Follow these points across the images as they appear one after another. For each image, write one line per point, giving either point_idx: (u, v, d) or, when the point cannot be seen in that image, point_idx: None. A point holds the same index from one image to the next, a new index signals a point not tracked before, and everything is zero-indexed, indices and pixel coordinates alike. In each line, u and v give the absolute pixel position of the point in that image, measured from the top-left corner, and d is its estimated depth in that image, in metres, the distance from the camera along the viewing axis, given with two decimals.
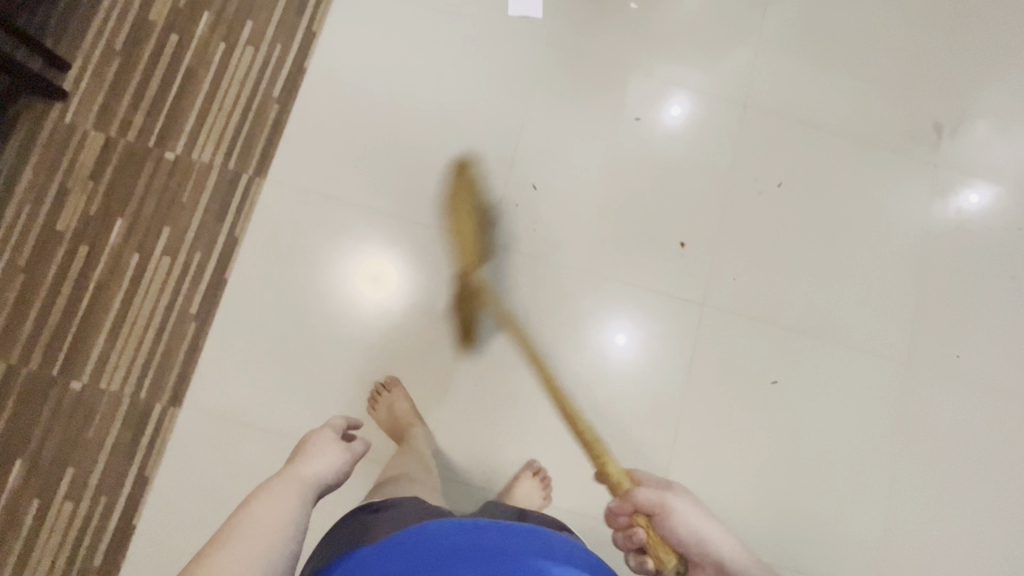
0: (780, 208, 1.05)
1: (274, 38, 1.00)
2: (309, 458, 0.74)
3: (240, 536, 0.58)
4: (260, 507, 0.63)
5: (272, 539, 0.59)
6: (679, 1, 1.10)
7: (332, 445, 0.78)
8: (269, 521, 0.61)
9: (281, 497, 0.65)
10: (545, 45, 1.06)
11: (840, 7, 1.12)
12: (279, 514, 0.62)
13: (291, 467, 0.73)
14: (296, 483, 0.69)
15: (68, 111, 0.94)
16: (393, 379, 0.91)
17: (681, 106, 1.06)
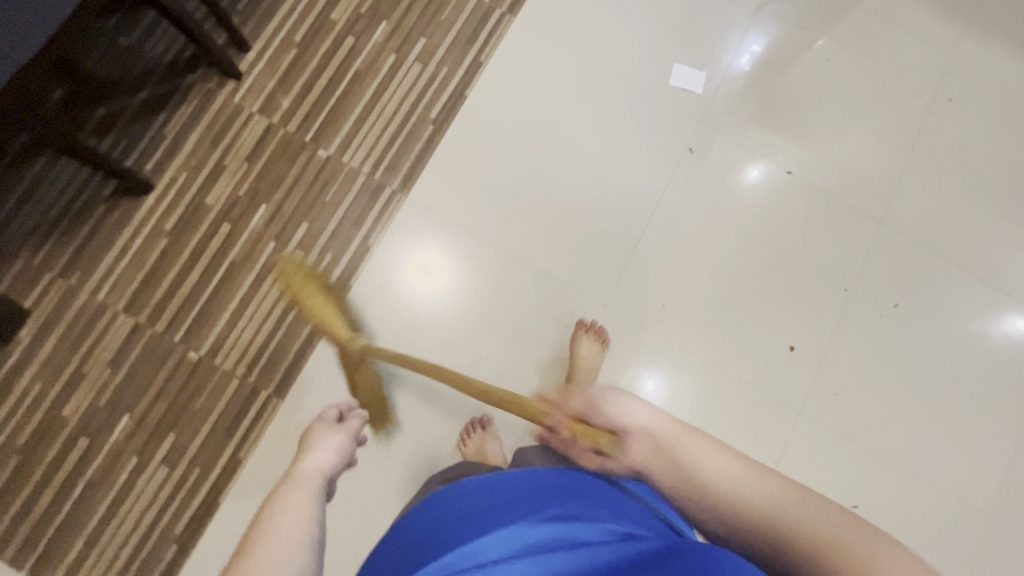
0: (897, 332, 1.05)
1: (442, 61, 1.02)
2: (314, 453, 0.72)
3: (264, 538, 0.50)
4: (274, 511, 0.55)
5: (296, 537, 0.51)
6: (833, 107, 1.11)
7: (338, 440, 0.76)
8: (291, 516, 0.54)
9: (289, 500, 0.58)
10: (697, 123, 1.07)
11: (992, 145, 1.12)
12: (298, 518, 0.54)
13: (294, 466, 0.68)
14: (304, 483, 0.63)
15: (239, 91, 0.98)
16: (489, 418, 0.93)
17: (758, 169, 1.07)
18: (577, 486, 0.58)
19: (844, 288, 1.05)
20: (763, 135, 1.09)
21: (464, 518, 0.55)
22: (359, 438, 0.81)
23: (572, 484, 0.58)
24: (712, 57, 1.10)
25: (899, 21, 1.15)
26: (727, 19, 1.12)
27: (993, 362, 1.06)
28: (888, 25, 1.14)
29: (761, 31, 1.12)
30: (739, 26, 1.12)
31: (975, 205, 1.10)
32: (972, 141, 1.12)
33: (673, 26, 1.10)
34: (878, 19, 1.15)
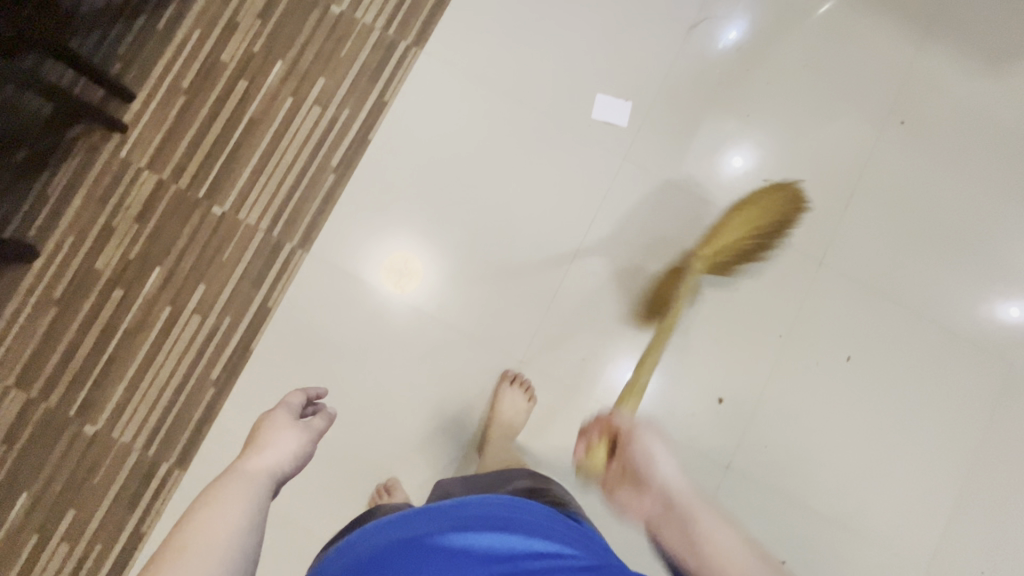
0: (836, 379, 0.99)
1: (343, 102, 0.95)
2: (263, 451, 0.55)
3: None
4: (183, 537, 0.42)
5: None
6: (775, 134, 1.02)
7: (289, 437, 0.58)
8: (201, 548, 0.42)
9: (220, 517, 0.45)
10: (622, 159, 1.00)
11: (944, 172, 1.04)
12: (211, 550, 0.42)
13: (237, 465, 0.53)
14: (240, 492, 0.48)
15: (124, 145, 0.92)
16: (394, 482, 0.90)
17: (741, 158, 1.01)
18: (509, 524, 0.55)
19: (781, 334, 0.99)
20: (696, 170, 1.01)
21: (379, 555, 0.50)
22: (304, 449, 0.58)
23: (488, 511, 0.57)
24: (640, 84, 1.01)
25: (849, 34, 1.05)
26: (658, 39, 1.02)
27: (937, 409, 1.00)
28: (835, 38, 1.04)
29: (696, 51, 1.02)
30: (671, 46, 1.02)
31: (926, 239, 1.02)
32: (923, 168, 1.04)
33: (597, 50, 1.01)
34: (826, 31, 1.04)
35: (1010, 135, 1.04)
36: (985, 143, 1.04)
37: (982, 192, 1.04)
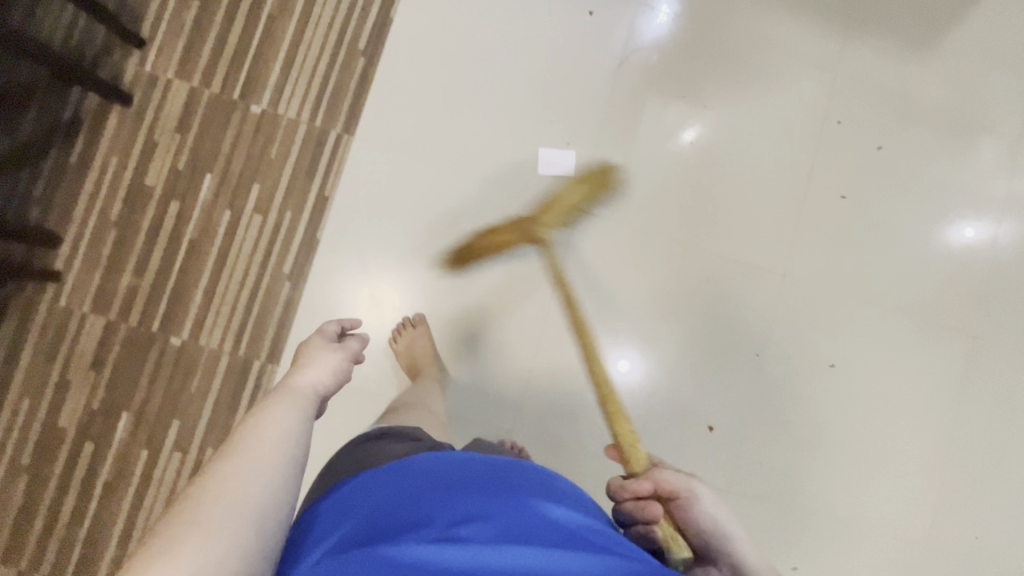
0: (816, 384, 1.02)
1: (283, 205, 0.92)
2: (305, 368, 0.56)
3: (225, 487, 0.40)
4: (244, 437, 0.45)
5: (258, 488, 0.41)
6: (717, 155, 1.03)
7: (331, 358, 0.59)
8: (262, 457, 0.43)
9: (272, 420, 0.47)
10: (577, 210, 0.99)
11: (886, 161, 1.05)
12: (270, 459, 0.43)
13: (284, 381, 0.54)
14: (291, 407, 0.50)
15: (63, 292, 0.88)
16: (421, 315, 0.92)
17: (708, 169, 1.02)
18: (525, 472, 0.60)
19: (757, 352, 1.02)
20: (650, 207, 1.01)
21: (421, 488, 0.54)
22: (343, 366, 0.59)
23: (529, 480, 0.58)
24: (581, 130, 1.00)
25: (775, 43, 1.05)
26: (590, 81, 1.01)
27: (920, 394, 1.03)
28: (763, 49, 1.05)
29: (630, 88, 1.02)
30: (604, 88, 1.01)
31: (882, 232, 1.04)
32: (870, 164, 1.05)
33: (533, 104, 1.00)
34: (750, 44, 1.05)
35: (949, 114, 1.05)
36: (925, 126, 1.05)
37: (930, 175, 1.05)
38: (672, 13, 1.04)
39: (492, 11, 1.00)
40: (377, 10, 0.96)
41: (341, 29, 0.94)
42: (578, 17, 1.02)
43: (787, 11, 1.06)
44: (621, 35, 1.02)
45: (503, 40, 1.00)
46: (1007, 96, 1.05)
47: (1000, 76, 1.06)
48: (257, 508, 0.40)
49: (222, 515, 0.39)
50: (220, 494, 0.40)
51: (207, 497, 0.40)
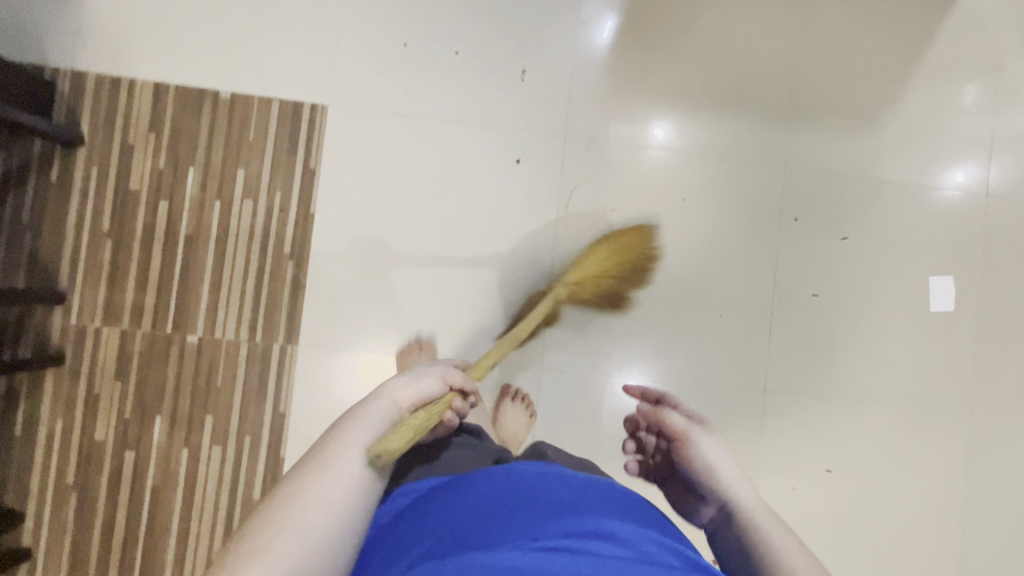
0: (818, 494, 0.99)
1: (240, 429, 0.89)
2: (405, 382, 0.67)
3: (311, 492, 0.53)
4: (342, 436, 0.59)
5: (313, 513, 0.51)
6: (675, 280, 0.98)
7: (427, 377, 0.69)
8: (317, 497, 0.53)
9: (364, 430, 0.59)
10: (541, 370, 0.96)
11: (853, 248, 1.00)
12: (329, 493, 0.53)
13: (382, 389, 0.65)
14: (379, 416, 0.61)
15: (38, 565, 0.86)
16: None
17: (666, 297, 0.98)
18: (578, 484, 0.65)
19: (751, 477, 0.97)
20: (615, 348, 0.97)
21: (508, 501, 0.59)
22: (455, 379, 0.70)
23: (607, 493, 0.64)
24: (530, 284, 0.96)
25: (717, 146, 0.99)
26: (531, 229, 0.96)
27: (926, 486, 1.00)
28: (705, 156, 0.99)
29: (572, 228, 0.97)
30: (546, 234, 0.96)
31: (861, 325, 1.00)
32: (835, 257, 1.00)
33: (476, 268, 0.95)
34: (691, 152, 0.99)
35: (908, 189, 1.02)
36: (885, 205, 1.01)
37: (899, 256, 1.01)
38: (603, 137, 0.97)
39: (414, 177, 0.94)
40: (296, 206, 0.91)
41: (264, 238, 0.91)
42: (504, 165, 0.96)
43: (725, 111, 1.00)
44: (555, 174, 0.97)
45: (432, 205, 0.94)
46: (960, 161, 1.03)
47: (951, 140, 1.02)
48: (334, 524, 0.52)
49: (305, 517, 0.51)
50: (308, 498, 0.52)
51: (301, 498, 0.53)
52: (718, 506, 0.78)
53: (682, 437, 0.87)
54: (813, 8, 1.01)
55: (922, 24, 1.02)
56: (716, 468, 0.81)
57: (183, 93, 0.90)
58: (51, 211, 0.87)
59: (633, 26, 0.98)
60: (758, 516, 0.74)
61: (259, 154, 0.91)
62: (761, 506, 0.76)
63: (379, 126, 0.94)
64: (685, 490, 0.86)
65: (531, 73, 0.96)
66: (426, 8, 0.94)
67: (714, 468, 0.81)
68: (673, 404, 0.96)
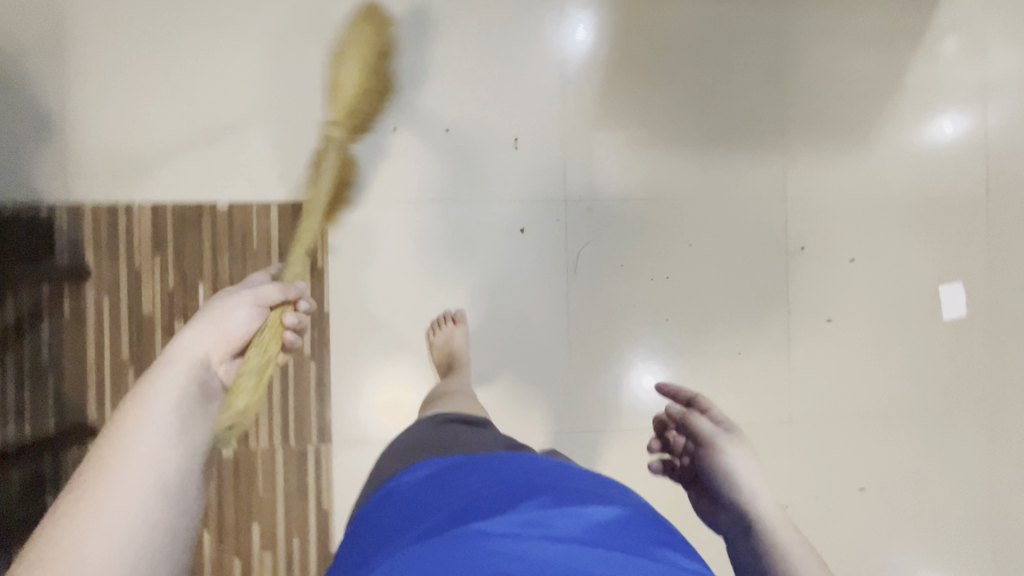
0: (853, 511, 1.01)
1: (287, 533, 0.91)
2: (199, 326, 0.64)
3: (99, 484, 0.49)
4: (126, 423, 0.54)
5: (139, 457, 0.52)
6: (690, 323, 0.99)
7: (245, 297, 0.67)
8: (154, 406, 0.56)
9: (151, 414, 0.55)
10: (573, 431, 0.98)
11: (860, 266, 1.01)
12: (162, 409, 0.56)
13: (176, 344, 0.63)
14: (185, 368, 0.61)
15: None
16: None
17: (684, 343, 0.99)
18: (586, 475, 0.61)
19: (785, 503, 1.00)
20: (639, 397, 0.99)
21: (487, 488, 0.56)
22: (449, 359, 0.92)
23: (597, 486, 0.59)
24: (549, 350, 0.97)
25: (715, 185, 0.99)
26: (543, 295, 0.97)
27: (960, 489, 1.02)
28: (706, 198, 0.99)
29: (583, 288, 0.97)
30: (559, 298, 0.97)
31: (878, 343, 1.01)
32: (845, 280, 1.01)
33: (493, 339, 0.96)
34: (691, 193, 0.99)
35: (908, 199, 1.02)
36: (887, 218, 1.02)
37: (908, 269, 1.02)
38: (603, 192, 0.97)
39: (421, 261, 0.94)
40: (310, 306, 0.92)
41: None
42: (509, 235, 0.96)
43: (720, 149, 0.99)
44: (559, 235, 0.97)
45: (444, 286, 0.95)
46: (957, 166, 1.03)
47: (946, 147, 1.03)
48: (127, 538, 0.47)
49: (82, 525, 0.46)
50: (92, 494, 0.48)
51: (83, 497, 0.48)
52: (736, 517, 0.73)
53: (708, 447, 0.78)
54: (796, 32, 1.00)
55: (902, 32, 1.01)
56: (745, 482, 0.73)
57: (182, 211, 0.90)
58: (71, 348, 0.88)
59: (618, 77, 0.97)
60: (774, 529, 0.69)
61: (265, 260, 0.91)
62: (782, 516, 0.71)
63: (380, 215, 0.93)
64: (707, 495, 0.79)
65: (523, 139, 0.96)
66: (409, 89, 0.92)
67: (739, 480, 0.74)
68: (706, 407, 0.83)
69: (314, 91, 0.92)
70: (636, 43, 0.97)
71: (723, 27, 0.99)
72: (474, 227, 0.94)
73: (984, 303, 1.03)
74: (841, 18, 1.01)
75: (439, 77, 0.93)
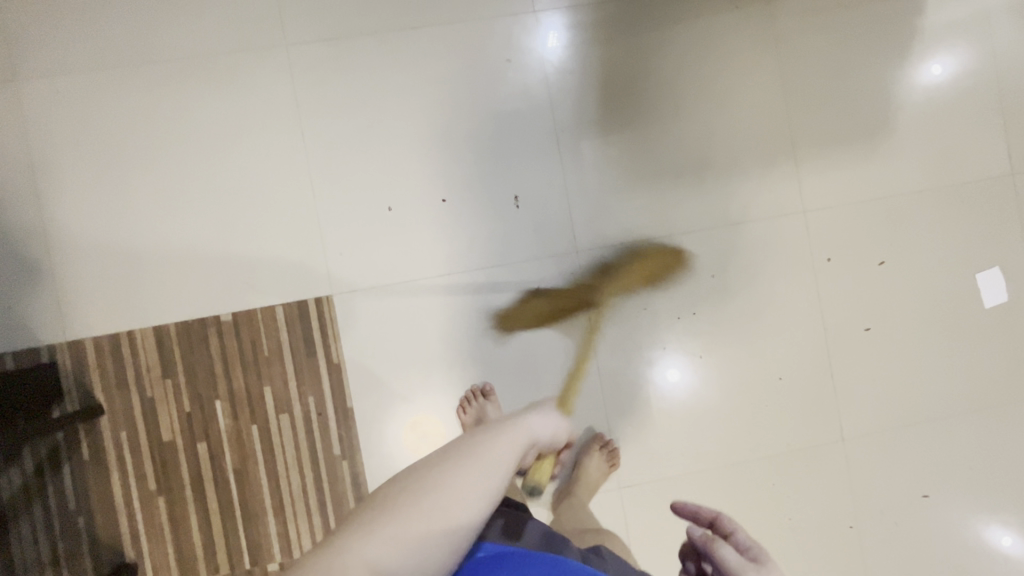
0: (925, 524, 0.96)
1: None
2: (533, 415, 0.61)
3: (422, 492, 0.47)
4: (463, 454, 0.52)
5: (472, 498, 0.48)
6: (723, 354, 0.95)
7: (553, 421, 0.64)
8: (490, 454, 0.52)
9: (494, 454, 0.52)
10: (620, 488, 0.94)
11: (888, 268, 0.97)
12: (495, 458, 0.52)
13: (517, 416, 0.60)
14: (503, 432, 0.56)
15: None
16: None
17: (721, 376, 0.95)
18: None
19: (852, 525, 0.95)
20: (683, 439, 0.95)
21: None
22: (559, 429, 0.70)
23: None
24: (583, 409, 0.94)
25: (728, 208, 0.95)
26: (569, 354, 0.93)
27: None
28: (723, 224, 0.95)
29: (609, 339, 0.94)
30: (586, 354, 0.93)
31: (920, 346, 0.97)
32: (877, 285, 0.97)
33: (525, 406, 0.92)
34: (704, 221, 0.94)
35: (929, 189, 0.98)
36: (909, 213, 0.97)
37: (941, 265, 0.97)
38: (614, 234, 0.93)
39: (439, 341, 0.91)
40: (333, 404, 0.88)
41: (310, 446, 0.88)
42: (525, 299, 0.92)
43: (728, 170, 0.95)
44: (575, 287, 0.93)
45: (466, 362, 0.91)
46: (976, 148, 0.98)
47: (962, 131, 0.98)
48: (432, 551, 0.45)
49: (409, 533, 0.45)
50: (425, 503, 0.47)
51: (420, 500, 0.47)
52: None
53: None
54: (787, 35, 0.95)
55: (896, 17, 0.97)
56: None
57: (186, 329, 0.86)
58: (96, 487, 0.85)
59: (612, 116, 0.93)
60: None
61: (279, 365, 0.88)
62: None
63: (390, 301, 0.90)
64: None
65: (523, 197, 0.92)
66: (400, 167, 0.90)
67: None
68: (726, 532, 0.60)
69: (303, 185, 0.89)
70: (625, 77, 0.93)
71: (714, 44, 0.94)
72: (488, 293, 0.91)
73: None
74: (834, 15, 0.96)
75: (428, 150, 0.90)
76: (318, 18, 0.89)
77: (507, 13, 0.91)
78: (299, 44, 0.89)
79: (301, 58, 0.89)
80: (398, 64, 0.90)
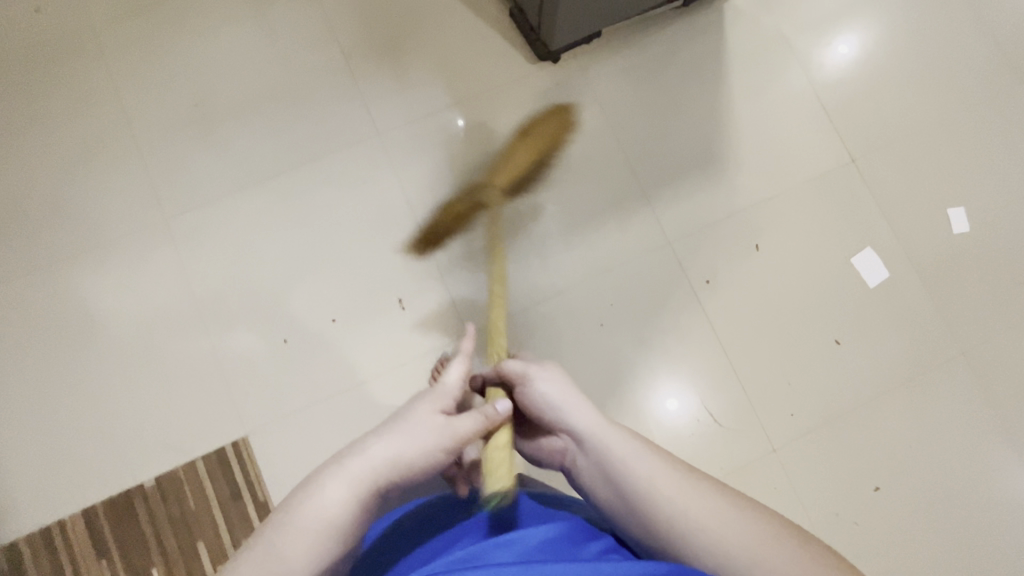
0: (882, 515, 0.94)
1: None
2: (388, 435, 0.57)
3: (274, 535, 0.49)
4: (286, 513, 0.51)
5: (292, 556, 0.48)
6: (634, 395, 0.98)
7: (442, 420, 0.59)
8: (321, 500, 0.51)
9: (324, 497, 0.51)
10: None
11: (765, 271, 1.01)
12: (329, 507, 0.51)
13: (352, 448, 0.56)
14: (346, 478, 0.53)
15: None
16: None
17: (639, 417, 0.97)
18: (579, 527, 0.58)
19: (812, 535, 0.94)
20: None
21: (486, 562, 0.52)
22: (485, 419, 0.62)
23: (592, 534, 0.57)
24: None
25: (599, 257, 1.01)
26: None
27: (973, 448, 0.97)
28: (595, 267, 1.00)
29: None
30: None
31: (819, 336, 1.00)
32: (760, 288, 1.01)
33: None
34: (580, 276, 1.00)
35: (781, 193, 1.04)
36: (771, 218, 1.03)
37: (814, 257, 1.02)
38: (499, 309, 0.98)
39: None
40: None
41: None
42: None
43: (587, 225, 1.02)
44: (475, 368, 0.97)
45: None
46: (815, 145, 1.05)
47: (791, 125, 1.05)
48: None
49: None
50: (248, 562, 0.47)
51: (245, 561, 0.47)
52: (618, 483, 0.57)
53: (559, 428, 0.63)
54: (608, 93, 1.05)
55: (701, 51, 1.06)
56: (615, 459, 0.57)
57: (112, 507, 0.89)
58: None
59: (468, 197, 1.01)
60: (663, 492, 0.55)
61: (207, 518, 0.90)
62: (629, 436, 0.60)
63: (299, 428, 0.93)
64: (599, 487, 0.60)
65: (407, 298, 0.98)
66: (288, 302, 0.97)
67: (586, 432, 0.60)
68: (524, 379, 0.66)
69: (200, 339, 0.96)
70: (473, 168, 1.02)
71: (545, 118, 1.03)
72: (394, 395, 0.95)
73: (898, 254, 1.02)
74: (644, 65, 1.05)
75: (308, 278, 0.98)
76: (189, 192, 1.00)
77: (355, 142, 1.02)
78: (178, 219, 0.99)
79: (181, 230, 0.99)
80: (268, 211, 1.00)
